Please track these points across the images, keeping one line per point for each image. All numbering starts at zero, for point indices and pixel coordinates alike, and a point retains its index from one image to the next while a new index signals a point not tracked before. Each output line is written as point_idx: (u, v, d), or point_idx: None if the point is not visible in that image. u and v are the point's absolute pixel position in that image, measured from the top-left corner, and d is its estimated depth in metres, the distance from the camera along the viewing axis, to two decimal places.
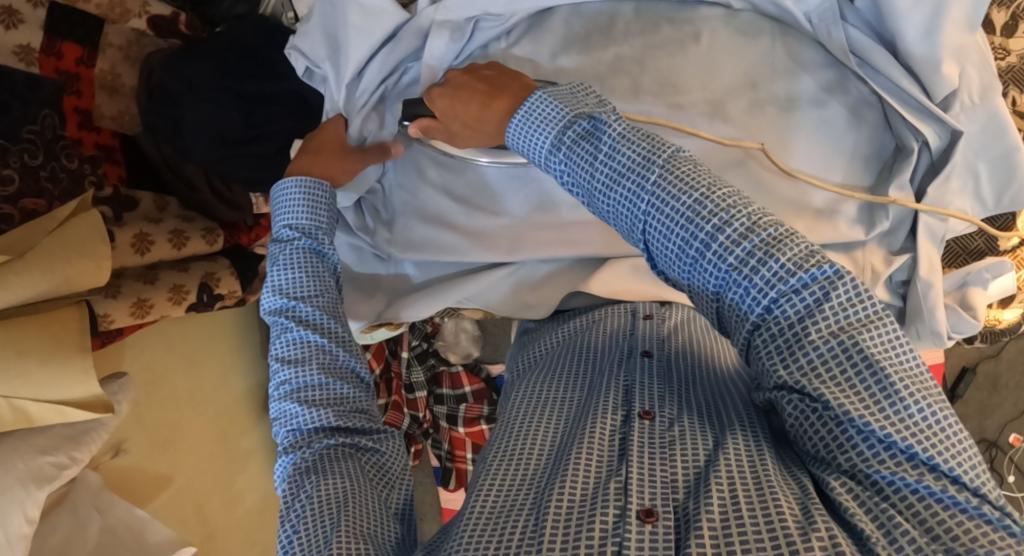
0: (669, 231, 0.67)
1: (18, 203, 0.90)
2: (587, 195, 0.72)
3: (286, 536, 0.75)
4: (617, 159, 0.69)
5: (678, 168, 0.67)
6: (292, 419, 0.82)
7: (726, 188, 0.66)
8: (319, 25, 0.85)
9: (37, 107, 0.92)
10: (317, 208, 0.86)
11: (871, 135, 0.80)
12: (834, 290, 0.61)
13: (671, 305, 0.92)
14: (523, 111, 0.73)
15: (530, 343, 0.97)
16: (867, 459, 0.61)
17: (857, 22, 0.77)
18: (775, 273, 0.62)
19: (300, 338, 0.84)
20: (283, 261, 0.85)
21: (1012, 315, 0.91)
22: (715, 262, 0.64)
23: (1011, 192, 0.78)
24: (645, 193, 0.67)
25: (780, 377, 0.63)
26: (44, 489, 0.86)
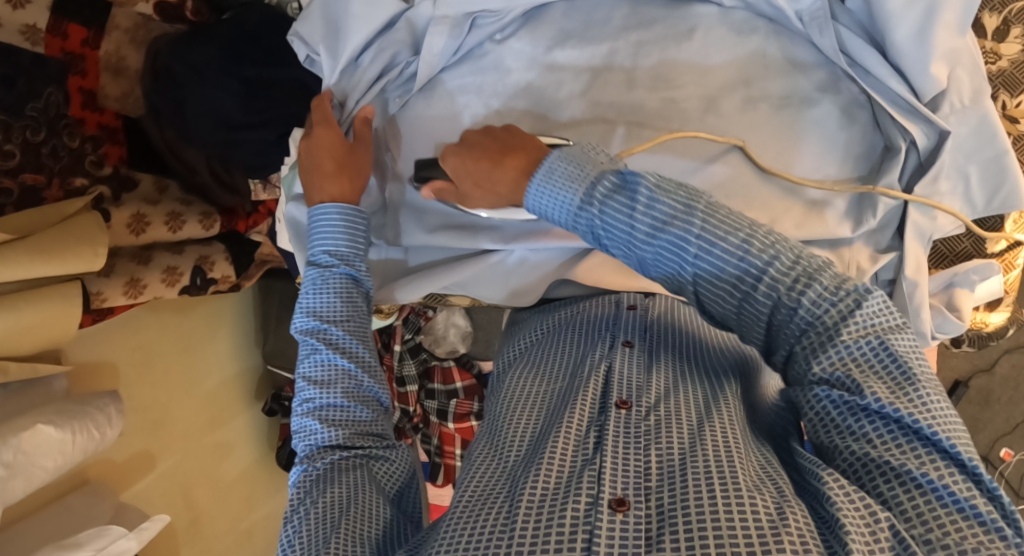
0: (718, 268, 0.65)
1: (18, 178, 0.92)
2: (627, 245, 0.71)
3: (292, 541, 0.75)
4: (658, 209, 0.68)
5: (719, 217, 0.66)
6: (310, 435, 0.81)
7: (764, 233, 0.65)
8: (320, 11, 0.87)
9: (42, 84, 0.94)
10: (355, 234, 0.86)
11: (862, 135, 0.81)
12: (872, 313, 0.62)
13: (655, 296, 0.90)
14: (541, 171, 0.73)
15: (519, 335, 0.95)
16: (873, 447, 0.60)
17: (849, 22, 0.79)
18: (822, 292, 0.62)
19: (329, 360, 0.83)
20: (318, 286, 0.85)
21: (999, 318, 0.91)
22: (767, 294, 0.64)
23: (1001, 195, 0.79)
24: (690, 239, 0.66)
25: (814, 371, 0.63)
26: (17, 436, 0.86)
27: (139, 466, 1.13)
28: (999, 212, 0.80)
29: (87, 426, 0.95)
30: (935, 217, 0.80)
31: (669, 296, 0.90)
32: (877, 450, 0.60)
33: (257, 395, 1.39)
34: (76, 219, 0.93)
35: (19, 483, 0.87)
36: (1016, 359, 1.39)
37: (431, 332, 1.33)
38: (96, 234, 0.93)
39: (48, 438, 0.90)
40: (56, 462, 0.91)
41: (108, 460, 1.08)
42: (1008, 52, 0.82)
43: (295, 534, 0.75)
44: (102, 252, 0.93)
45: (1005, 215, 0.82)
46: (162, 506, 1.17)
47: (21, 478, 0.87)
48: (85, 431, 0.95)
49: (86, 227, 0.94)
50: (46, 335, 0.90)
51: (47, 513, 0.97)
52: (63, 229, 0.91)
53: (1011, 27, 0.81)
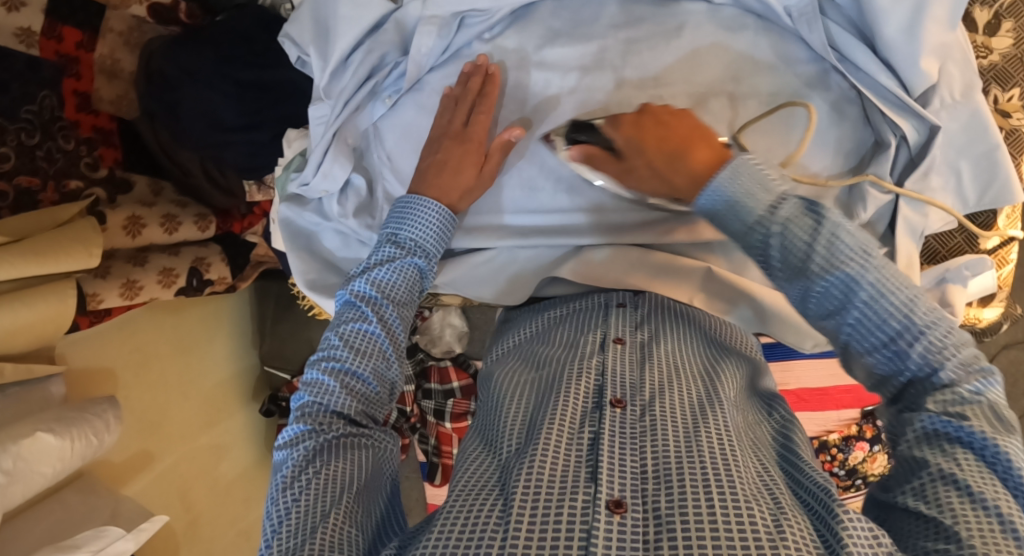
0: (878, 320, 0.61)
1: (13, 180, 0.92)
2: (789, 273, 0.64)
3: (285, 510, 0.69)
4: (838, 248, 0.62)
5: (888, 278, 0.61)
6: (327, 394, 0.75)
7: (925, 305, 0.61)
8: (309, 12, 0.87)
9: (37, 88, 0.95)
10: (443, 235, 0.83)
11: (852, 131, 0.81)
12: (993, 392, 0.60)
13: (644, 295, 0.88)
14: (721, 176, 0.67)
15: (509, 333, 0.95)
16: (960, 467, 0.58)
17: (839, 18, 0.79)
18: (964, 362, 0.60)
19: (374, 333, 0.77)
20: (389, 264, 0.80)
21: (993, 313, 0.90)
22: (922, 353, 0.61)
23: (993, 190, 0.79)
24: (863, 284, 0.61)
25: (928, 408, 0.60)
26: (16, 443, 0.86)
27: (136, 465, 1.14)
28: (990, 208, 0.80)
29: (85, 433, 0.95)
30: (927, 214, 0.80)
31: (660, 293, 0.88)
32: (966, 474, 0.58)
33: (254, 396, 1.39)
34: (72, 225, 0.93)
35: (19, 489, 0.87)
36: (1013, 355, 1.39)
37: (427, 332, 1.33)
38: (92, 236, 0.94)
39: (47, 447, 0.90)
40: (55, 468, 0.92)
41: (106, 461, 1.09)
42: (998, 45, 0.82)
43: (288, 506, 0.69)
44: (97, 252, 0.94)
45: (997, 211, 0.83)
46: (160, 508, 1.17)
47: (21, 484, 0.88)
48: (83, 439, 0.95)
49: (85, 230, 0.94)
50: (43, 333, 0.91)
51: (43, 506, 0.98)
52: (62, 232, 0.91)
53: (1002, 20, 0.82)
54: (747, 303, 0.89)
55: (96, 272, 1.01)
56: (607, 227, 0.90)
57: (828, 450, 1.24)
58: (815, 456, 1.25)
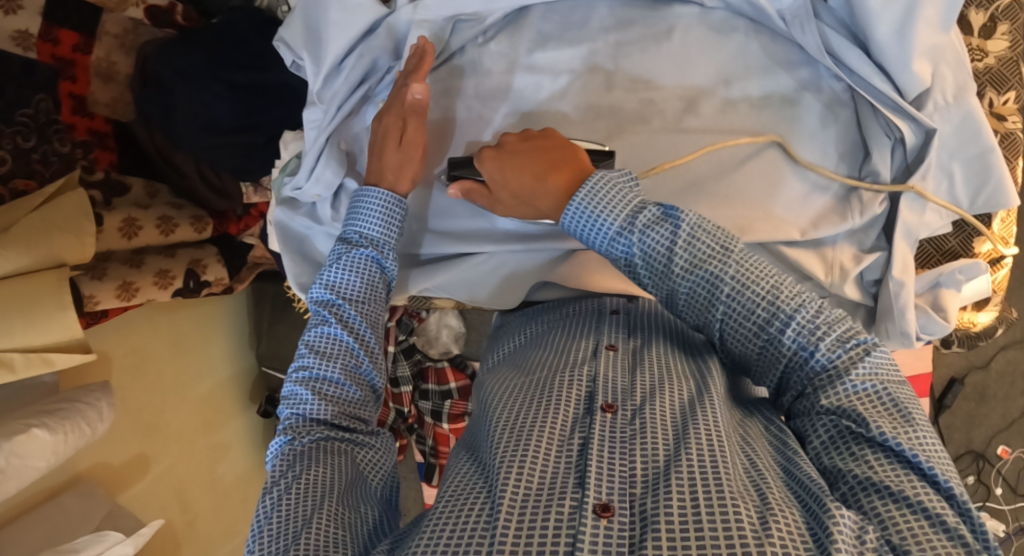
0: (745, 311, 0.68)
1: (8, 183, 0.93)
2: (656, 277, 0.71)
3: (268, 515, 0.72)
4: (694, 249, 0.69)
5: (751, 271, 0.68)
6: (299, 404, 0.78)
7: (791, 292, 0.68)
8: (300, 17, 0.88)
9: (32, 92, 0.96)
10: (392, 221, 0.83)
11: (844, 134, 0.80)
12: (879, 370, 0.65)
13: (638, 300, 0.90)
14: (583, 191, 0.72)
15: (502, 341, 0.94)
16: (873, 469, 0.62)
17: (832, 21, 0.78)
18: (829, 346, 0.66)
19: (334, 335, 0.80)
20: (340, 262, 0.82)
21: (987, 317, 0.89)
22: (791, 339, 0.66)
23: (986, 193, 0.78)
24: (726, 280, 0.68)
25: (822, 404, 0.65)
26: (10, 441, 0.87)
27: (134, 469, 1.14)
28: (984, 210, 0.80)
29: (78, 424, 0.96)
30: (924, 213, 0.79)
31: (651, 299, 0.90)
32: (877, 474, 0.61)
33: (252, 397, 1.40)
34: (56, 201, 0.94)
35: (13, 483, 0.88)
36: (1012, 356, 1.38)
37: (423, 333, 1.34)
38: (82, 224, 0.95)
39: (42, 442, 0.90)
40: (48, 462, 0.92)
41: (103, 464, 1.09)
42: (994, 48, 0.81)
43: (271, 510, 0.71)
44: (89, 242, 0.95)
45: (992, 215, 0.82)
46: (158, 509, 1.18)
47: (13, 481, 0.88)
48: (77, 430, 0.96)
49: (72, 210, 0.94)
50: (43, 325, 0.91)
51: (43, 512, 0.98)
52: (48, 216, 0.92)
53: (997, 23, 0.81)
54: None
55: (93, 274, 1.02)
56: None
57: None
58: None
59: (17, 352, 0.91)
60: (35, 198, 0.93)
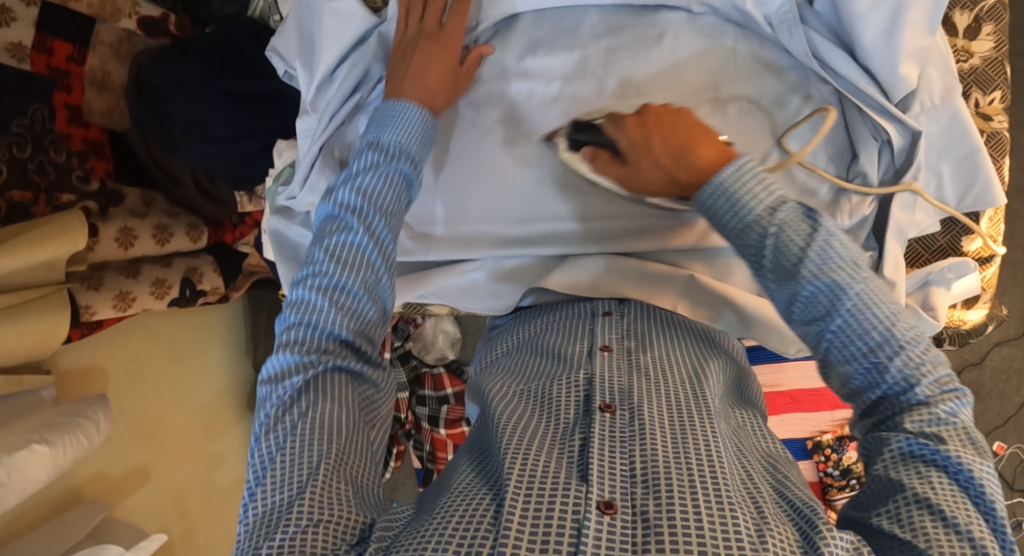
0: (859, 332, 0.62)
1: (6, 195, 0.94)
2: (779, 276, 0.65)
3: (276, 449, 0.70)
4: (829, 256, 0.63)
5: (871, 293, 0.62)
6: (311, 314, 0.73)
7: (907, 324, 0.62)
8: (294, 26, 0.90)
9: (27, 101, 0.97)
10: (425, 131, 0.79)
11: (833, 135, 0.81)
12: (964, 412, 0.60)
13: (628, 303, 0.89)
14: (726, 171, 0.67)
15: (494, 342, 0.96)
16: (932, 490, 0.58)
17: (818, 25, 0.79)
18: (926, 381, 0.60)
19: (356, 244, 0.74)
20: (374, 168, 0.76)
21: (977, 315, 0.90)
22: (898, 371, 0.61)
23: (974, 191, 0.79)
24: (851, 295, 0.62)
25: (904, 427, 0.60)
26: (11, 455, 0.87)
27: (134, 479, 1.14)
28: (973, 209, 0.81)
29: (77, 438, 0.96)
30: (915, 212, 0.79)
31: (643, 302, 0.88)
32: (936, 499, 0.58)
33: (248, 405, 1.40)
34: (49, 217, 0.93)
35: (12, 498, 0.87)
36: (1006, 353, 1.38)
37: (420, 338, 1.35)
38: (73, 224, 0.94)
39: (42, 456, 0.91)
40: (48, 475, 0.92)
41: (103, 475, 1.09)
42: (979, 49, 0.82)
43: (272, 459, 0.70)
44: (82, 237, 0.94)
45: (979, 214, 0.82)
46: (158, 520, 1.18)
47: (13, 495, 0.87)
48: (76, 443, 0.96)
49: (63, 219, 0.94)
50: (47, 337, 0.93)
51: (46, 528, 0.98)
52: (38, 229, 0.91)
53: (983, 24, 0.82)
54: (729, 307, 0.88)
55: (89, 285, 1.02)
56: (596, 234, 0.90)
57: (820, 450, 1.25)
58: (809, 457, 1.27)
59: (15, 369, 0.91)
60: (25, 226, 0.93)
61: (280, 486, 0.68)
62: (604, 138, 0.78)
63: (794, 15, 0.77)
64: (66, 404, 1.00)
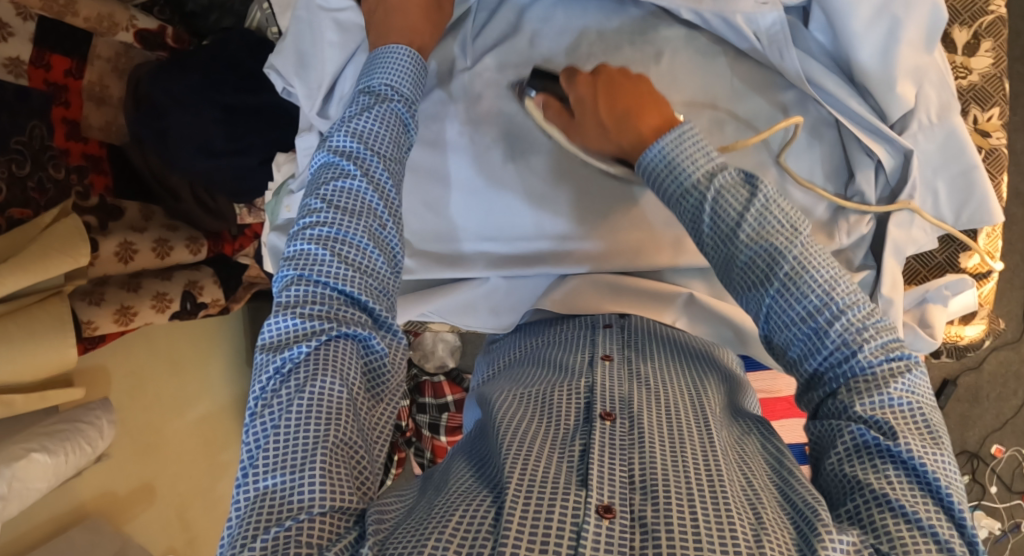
0: (797, 298, 0.62)
1: (6, 212, 0.94)
2: (719, 238, 0.65)
3: (271, 423, 0.67)
4: (766, 220, 0.64)
5: (812, 256, 0.63)
6: (313, 266, 0.70)
7: (847, 287, 0.63)
8: (292, 43, 0.91)
9: (27, 119, 0.97)
10: (417, 78, 0.79)
11: (829, 153, 0.81)
12: (915, 384, 0.62)
13: (631, 318, 0.89)
14: (668, 137, 0.68)
15: (492, 358, 0.96)
16: (890, 486, 0.59)
17: (812, 45, 0.79)
18: (873, 348, 0.62)
19: (357, 190, 0.72)
20: (371, 112, 0.75)
21: (974, 330, 0.90)
22: (838, 337, 0.62)
23: (970, 209, 0.79)
24: (789, 257, 0.62)
25: (855, 410, 0.62)
26: (10, 467, 0.88)
27: (139, 499, 1.16)
28: (970, 226, 0.81)
29: (77, 445, 0.97)
30: (912, 227, 0.80)
31: (643, 317, 0.89)
32: (895, 492, 0.59)
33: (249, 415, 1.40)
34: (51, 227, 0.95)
35: (14, 507, 0.89)
36: (1002, 357, 1.39)
37: (419, 347, 1.37)
38: (77, 242, 0.95)
39: (42, 466, 0.91)
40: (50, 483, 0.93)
41: (109, 494, 1.12)
42: (978, 65, 0.82)
43: (263, 438, 0.67)
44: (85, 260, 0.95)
45: (977, 232, 0.83)
46: (160, 531, 1.20)
47: (15, 504, 0.89)
48: (77, 450, 0.97)
49: (66, 232, 0.95)
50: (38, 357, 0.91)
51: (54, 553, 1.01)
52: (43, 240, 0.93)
53: (981, 41, 0.82)
54: (729, 324, 0.89)
55: (90, 299, 1.03)
56: (603, 256, 0.90)
57: None
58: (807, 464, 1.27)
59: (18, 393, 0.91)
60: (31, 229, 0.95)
61: (273, 468, 0.65)
62: (560, 89, 0.81)
63: (784, 35, 0.76)
64: (67, 411, 1.02)
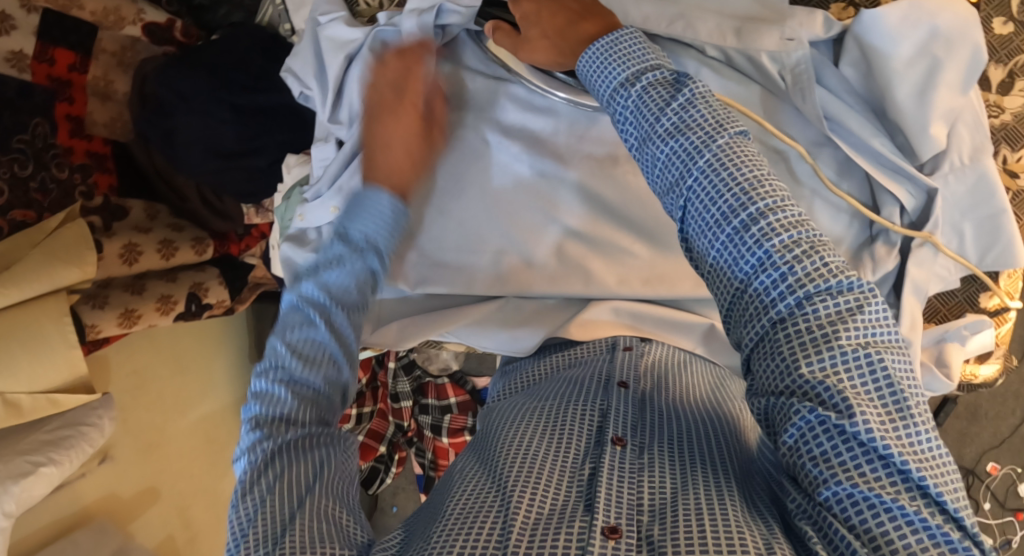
0: (713, 196, 0.61)
1: (7, 215, 0.92)
2: (641, 142, 0.65)
3: (245, 516, 0.65)
4: (690, 113, 0.63)
5: (732, 153, 0.61)
6: (275, 405, 0.69)
7: (773, 188, 0.61)
8: (310, 49, 0.92)
9: (28, 116, 0.95)
10: (397, 227, 0.76)
11: (856, 191, 0.81)
12: (864, 316, 0.57)
13: (651, 342, 0.91)
14: (608, 38, 0.67)
15: (509, 377, 0.95)
16: (862, 481, 0.55)
17: (840, 87, 0.77)
18: (813, 269, 0.58)
19: (318, 345, 0.71)
20: (343, 265, 0.74)
21: (989, 370, 0.92)
22: (754, 245, 0.59)
23: (995, 251, 0.80)
24: (706, 152, 0.61)
25: (800, 372, 0.57)
26: (18, 482, 0.89)
27: (144, 500, 1.15)
28: (993, 268, 0.81)
29: (82, 449, 0.97)
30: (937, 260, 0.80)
31: (665, 344, 0.91)
32: (863, 479, 0.55)
33: None
34: (56, 232, 0.93)
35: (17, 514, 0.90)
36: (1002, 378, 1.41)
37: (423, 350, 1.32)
38: (84, 252, 0.94)
39: (49, 477, 0.92)
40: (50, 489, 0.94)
41: (114, 496, 1.10)
42: (1011, 105, 0.84)
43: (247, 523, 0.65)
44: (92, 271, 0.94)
45: (998, 272, 0.83)
46: (160, 533, 1.19)
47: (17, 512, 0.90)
48: (80, 454, 0.97)
49: (72, 241, 0.93)
50: (49, 357, 0.91)
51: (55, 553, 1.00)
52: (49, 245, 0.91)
53: (1016, 80, 0.83)
54: None
55: (94, 303, 1.01)
56: (622, 279, 0.90)
57: None
58: None
59: (24, 394, 0.91)
60: (36, 233, 0.93)
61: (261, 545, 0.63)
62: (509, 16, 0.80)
63: (808, 76, 0.76)
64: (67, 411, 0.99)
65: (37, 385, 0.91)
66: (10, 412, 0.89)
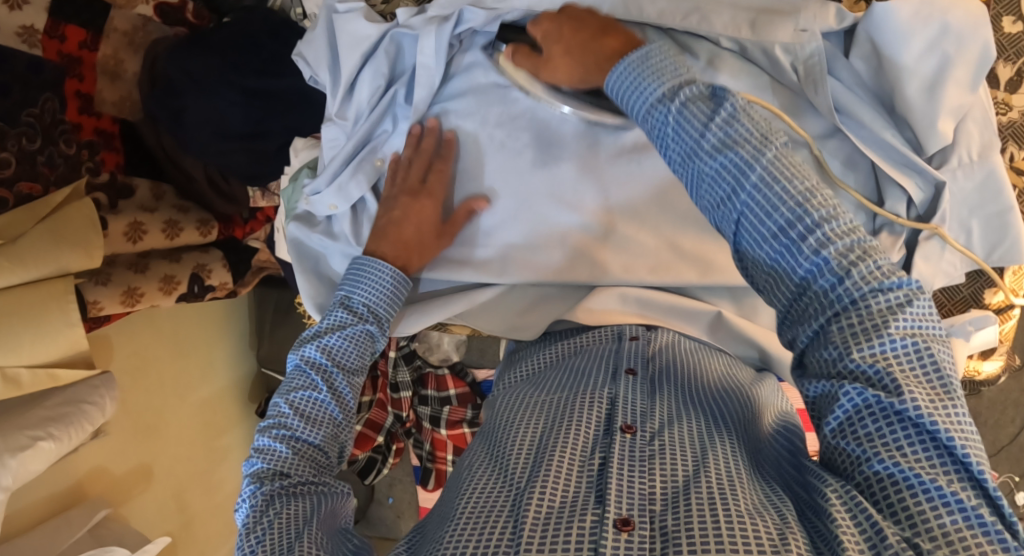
0: (768, 209, 0.59)
1: (14, 187, 0.88)
2: (684, 158, 0.64)
3: (250, 554, 0.70)
4: (733, 128, 0.61)
5: (782, 166, 0.60)
6: (274, 456, 0.77)
7: (824, 195, 0.59)
8: (321, 36, 0.91)
9: (38, 91, 0.89)
10: (392, 299, 0.87)
11: (861, 184, 0.81)
12: (916, 313, 0.57)
13: (657, 329, 0.91)
14: (633, 57, 0.67)
15: (516, 365, 0.95)
16: (902, 459, 0.56)
17: (851, 81, 0.78)
18: (870, 271, 0.57)
19: (318, 403, 0.80)
20: (343, 332, 0.83)
21: (991, 366, 0.92)
22: (814, 253, 0.58)
23: (1001, 248, 0.80)
24: (757, 166, 0.60)
25: (852, 359, 0.57)
26: (16, 457, 0.88)
27: (136, 479, 1.14)
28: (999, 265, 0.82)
29: (81, 427, 0.97)
30: (944, 253, 0.80)
31: (671, 331, 0.91)
32: (906, 459, 0.56)
33: (251, 399, 1.40)
34: (65, 212, 0.93)
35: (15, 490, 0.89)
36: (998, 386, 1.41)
37: (425, 340, 1.35)
38: (90, 236, 0.94)
39: (46, 453, 0.92)
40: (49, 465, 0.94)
41: (105, 470, 1.09)
42: (1019, 103, 0.84)
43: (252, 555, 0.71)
44: (97, 255, 0.94)
45: (1003, 268, 0.84)
46: (156, 515, 1.18)
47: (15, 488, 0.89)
48: (80, 432, 0.97)
49: (79, 222, 0.93)
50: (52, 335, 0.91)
51: (52, 530, 0.99)
52: (56, 225, 0.91)
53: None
54: (754, 346, 0.90)
55: (97, 280, 1.00)
56: (627, 267, 0.90)
57: None
58: None
59: (23, 369, 0.91)
60: (42, 208, 0.91)
61: None
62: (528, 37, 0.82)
63: (821, 68, 0.76)
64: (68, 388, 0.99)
65: (39, 361, 0.92)
66: (10, 387, 0.90)
